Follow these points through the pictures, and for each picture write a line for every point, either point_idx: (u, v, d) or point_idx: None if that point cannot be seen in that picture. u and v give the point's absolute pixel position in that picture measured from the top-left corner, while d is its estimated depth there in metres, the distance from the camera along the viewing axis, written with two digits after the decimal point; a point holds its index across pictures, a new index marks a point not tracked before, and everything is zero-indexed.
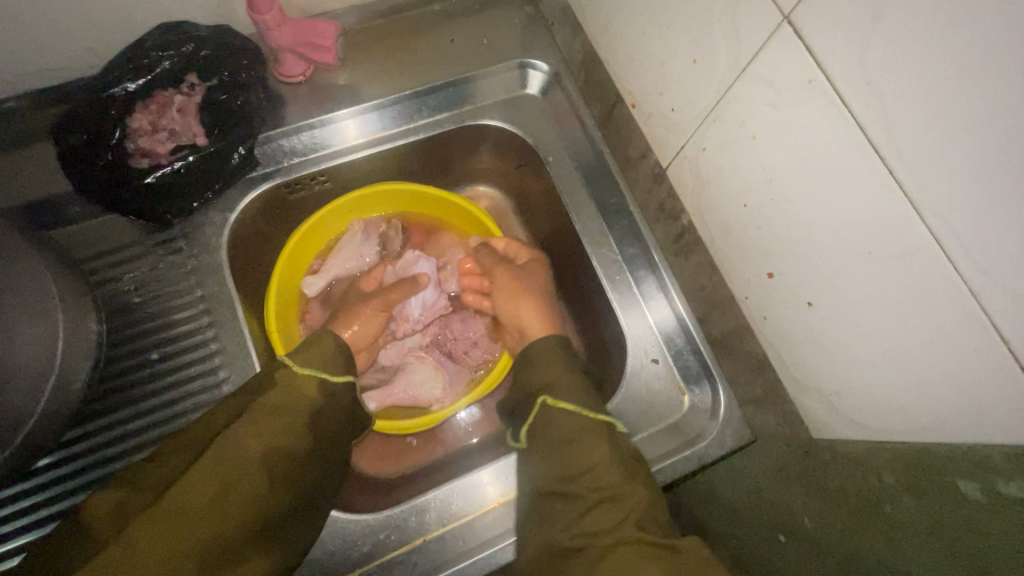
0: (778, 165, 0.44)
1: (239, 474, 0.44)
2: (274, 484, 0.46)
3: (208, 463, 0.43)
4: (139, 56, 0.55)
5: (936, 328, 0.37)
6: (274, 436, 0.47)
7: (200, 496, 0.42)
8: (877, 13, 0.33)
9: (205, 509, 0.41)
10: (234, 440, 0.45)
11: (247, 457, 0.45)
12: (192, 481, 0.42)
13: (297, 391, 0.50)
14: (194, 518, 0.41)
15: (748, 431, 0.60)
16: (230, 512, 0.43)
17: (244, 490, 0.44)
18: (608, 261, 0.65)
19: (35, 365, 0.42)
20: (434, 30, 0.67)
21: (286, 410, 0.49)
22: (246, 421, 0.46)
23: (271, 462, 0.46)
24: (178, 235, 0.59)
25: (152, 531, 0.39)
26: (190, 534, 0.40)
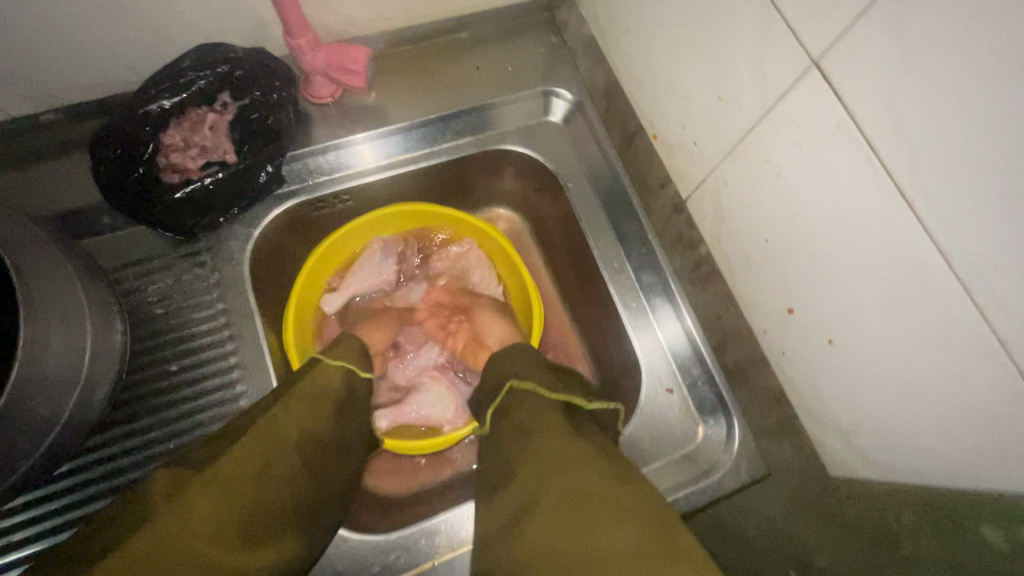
0: (802, 202, 0.45)
1: (280, 448, 0.43)
2: (311, 466, 0.45)
3: (253, 437, 0.43)
4: (177, 75, 0.57)
5: (962, 371, 0.37)
6: (313, 420, 0.47)
7: (247, 466, 0.41)
8: (907, 61, 0.34)
9: (250, 479, 0.40)
10: (275, 421, 0.45)
11: (288, 432, 0.44)
12: (239, 452, 0.41)
13: (327, 381, 0.51)
14: (236, 491, 0.39)
15: (762, 465, 0.60)
16: (274, 486, 0.42)
17: (287, 466, 0.43)
18: (625, 287, 0.65)
19: (64, 374, 0.43)
20: (461, 58, 0.69)
21: (320, 398, 0.49)
22: (283, 405, 0.46)
23: (308, 443, 0.46)
24: (203, 248, 0.60)
25: (206, 496, 0.38)
26: (238, 504, 0.39)
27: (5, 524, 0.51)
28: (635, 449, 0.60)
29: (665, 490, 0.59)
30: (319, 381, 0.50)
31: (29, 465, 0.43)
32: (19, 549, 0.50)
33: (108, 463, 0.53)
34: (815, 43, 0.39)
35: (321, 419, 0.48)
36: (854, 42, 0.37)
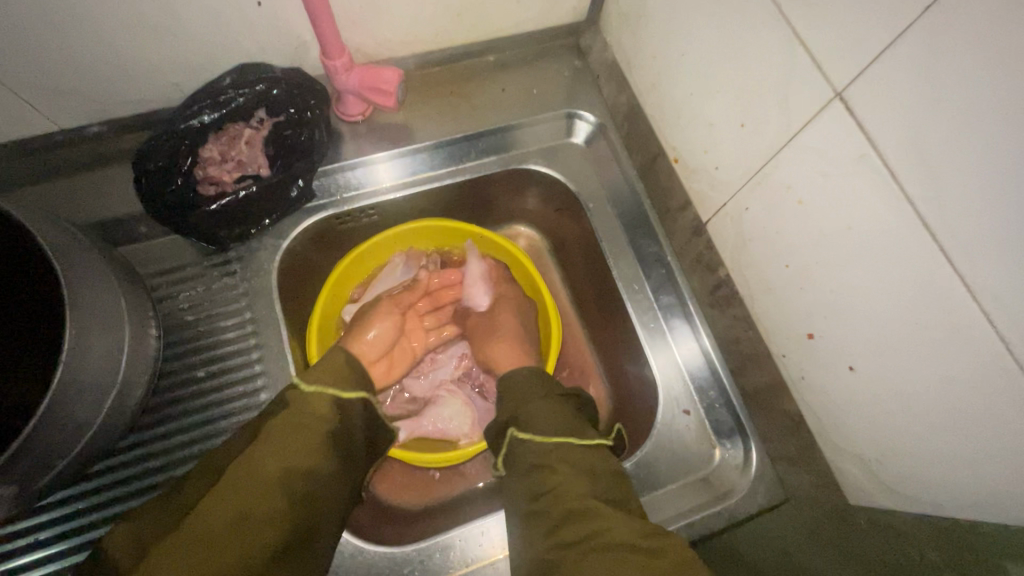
0: (823, 230, 0.45)
1: (258, 491, 0.44)
2: (295, 503, 0.46)
3: (227, 486, 0.44)
4: (217, 93, 0.58)
5: (986, 405, 0.37)
6: (293, 454, 0.47)
7: (220, 520, 0.42)
8: (932, 97, 0.35)
9: (224, 531, 0.42)
10: (251, 461, 0.46)
11: (266, 474, 0.46)
12: (213, 506, 0.43)
13: (311, 412, 0.51)
14: (215, 540, 0.41)
15: (781, 492, 0.59)
16: (253, 532, 0.43)
17: (265, 508, 0.44)
18: (644, 308, 0.66)
19: (101, 377, 0.44)
20: (488, 80, 0.71)
21: (302, 427, 0.49)
22: (259, 443, 0.47)
23: (290, 480, 0.46)
24: (233, 258, 0.62)
25: (176, 555, 0.40)
26: (213, 558, 0.41)
27: (38, 520, 0.52)
28: (651, 470, 0.60)
29: (681, 512, 0.58)
30: (303, 412, 0.50)
31: (66, 465, 0.44)
32: (51, 545, 0.52)
33: (137, 464, 0.55)
34: (839, 76, 0.40)
35: (302, 452, 0.48)
36: (879, 77, 0.38)
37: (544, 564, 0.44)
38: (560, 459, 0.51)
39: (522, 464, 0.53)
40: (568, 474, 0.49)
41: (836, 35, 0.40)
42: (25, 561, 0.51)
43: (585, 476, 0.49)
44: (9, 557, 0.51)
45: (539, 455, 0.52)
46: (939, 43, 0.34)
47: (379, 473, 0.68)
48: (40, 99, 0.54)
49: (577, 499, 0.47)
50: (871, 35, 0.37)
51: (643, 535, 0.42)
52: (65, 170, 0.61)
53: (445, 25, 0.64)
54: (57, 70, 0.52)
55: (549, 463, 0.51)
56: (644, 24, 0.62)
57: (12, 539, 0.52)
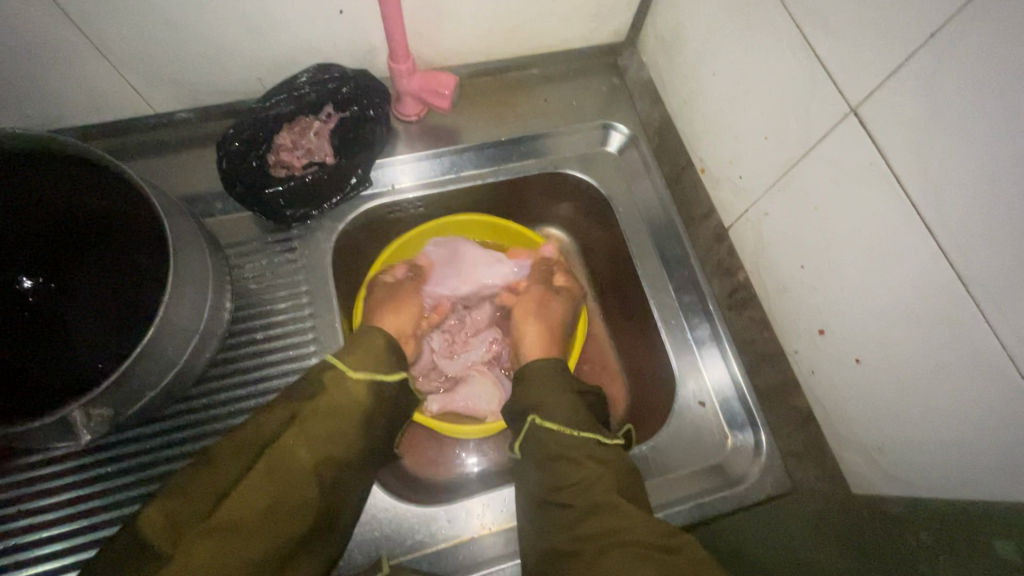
0: (837, 231, 0.50)
1: (292, 478, 0.48)
2: (323, 492, 0.49)
3: (262, 473, 0.46)
4: (293, 88, 0.65)
5: (981, 388, 0.41)
6: (326, 443, 0.51)
7: (255, 506, 0.45)
8: (935, 114, 0.40)
9: (259, 518, 0.45)
10: (288, 449, 0.49)
11: (300, 463, 0.49)
12: (249, 491, 0.45)
13: (348, 396, 0.55)
14: (253, 524, 0.44)
15: (787, 483, 0.62)
16: (285, 519, 0.46)
17: (297, 497, 0.47)
18: (666, 305, 0.70)
19: (186, 323, 0.51)
20: (532, 91, 0.78)
21: (334, 417, 0.53)
22: (296, 430, 0.50)
23: (321, 468, 0.50)
24: (294, 236, 0.68)
25: (214, 542, 0.42)
26: (249, 543, 0.43)
27: (108, 454, 0.58)
28: (665, 455, 0.64)
29: (692, 495, 0.62)
30: (340, 392, 0.54)
31: (151, 399, 0.51)
32: (116, 479, 0.57)
33: (198, 412, 0.60)
34: (854, 95, 0.46)
35: (336, 442, 0.52)
36: (890, 95, 0.43)
37: (563, 554, 0.48)
38: (587, 455, 0.55)
39: (546, 453, 0.57)
40: (593, 470, 0.53)
41: (852, 60, 0.45)
42: (97, 489, 0.57)
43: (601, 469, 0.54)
44: (80, 484, 0.57)
45: (565, 448, 0.56)
46: (941, 68, 0.39)
47: (407, 445, 0.73)
48: (143, 84, 0.62)
49: (602, 493, 0.51)
50: (883, 60, 0.43)
51: (665, 536, 0.45)
52: (155, 148, 0.69)
53: (498, 39, 0.71)
54: (163, 60, 0.60)
55: (578, 457, 0.55)
56: (679, 47, 0.68)
57: (83, 469, 0.57)
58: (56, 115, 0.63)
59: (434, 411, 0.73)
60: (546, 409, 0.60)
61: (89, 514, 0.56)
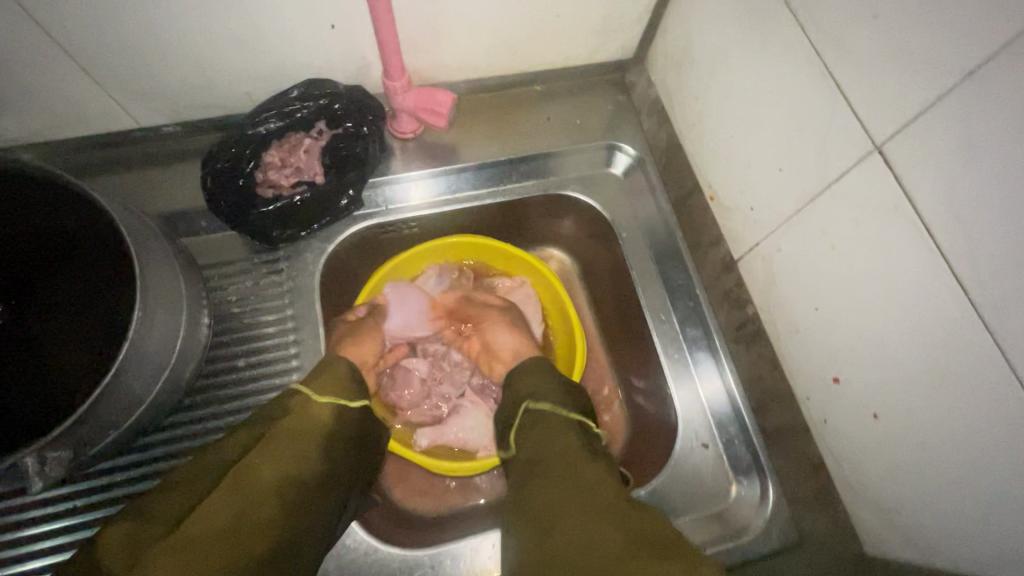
0: (855, 275, 0.46)
1: (255, 495, 0.43)
2: (291, 510, 0.45)
3: (223, 492, 0.43)
4: (283, 103, 0.63)
5: (1015, 460, 0.37)
6: (294, 461, 0.47)
7: (215, 523, 0.41)
8: (968, 157, 0.36)
9: (221, 535, 0.40)
10: (250, 467, 0.45)
11: (261, 479, 0.44)
12: (208, 511, 0.41)
13: (309, 417, 0.51)
14: (210, 544, 0.39)
15: (796, 535, 0.58)
16: (249, 535, 0.41)
17: (261, 512, 0.43)
18: (669, 339, 0.67)
19: (157, 356, 0.48)
20: (534, 108, 0.74)
21: (301, 435, 0.49)
22: (261, 450, 0.46)
23: (288, 485, 0.45)
24: (282, 257, 0.66)
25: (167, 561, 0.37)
26: (208, 560, 0.38)
27: (83, 485, 0.55)
28: (665, 499, 0.61)
29: (693, 545, 0.58)
30: (301, 417, 0.51)
31: (118, 435, 0.48)
32: (90, 512, 0.55)
33: (174, 443, 0.58)
34: (878, 129, 0.42)
35: (306, 460, 0.48)
36: (918, 133, 0.39)
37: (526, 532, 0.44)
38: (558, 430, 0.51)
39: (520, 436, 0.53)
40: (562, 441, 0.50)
41: (876, 90, 0.42)
42: (69, 523, 0.54)
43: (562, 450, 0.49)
44: (44, 520, 0.54)
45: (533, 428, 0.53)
46: (977, 108, 0.35)
47: (395, 477, 0.69)
48: (125, 97, 0.60)
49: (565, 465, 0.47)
50: (913, 94, 0.39)
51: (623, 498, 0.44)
52: (140, 163, 0.66)
53: (499, 55, 0.68)
54: (146, 73, 0.57)
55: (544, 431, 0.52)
56: (689, 67, 0.64)
57: (49, 504, 0.55)
58: (36, 128, 0.60)
59: (423, 444, 0.70)
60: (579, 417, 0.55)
61: (53, 552, 0.53)
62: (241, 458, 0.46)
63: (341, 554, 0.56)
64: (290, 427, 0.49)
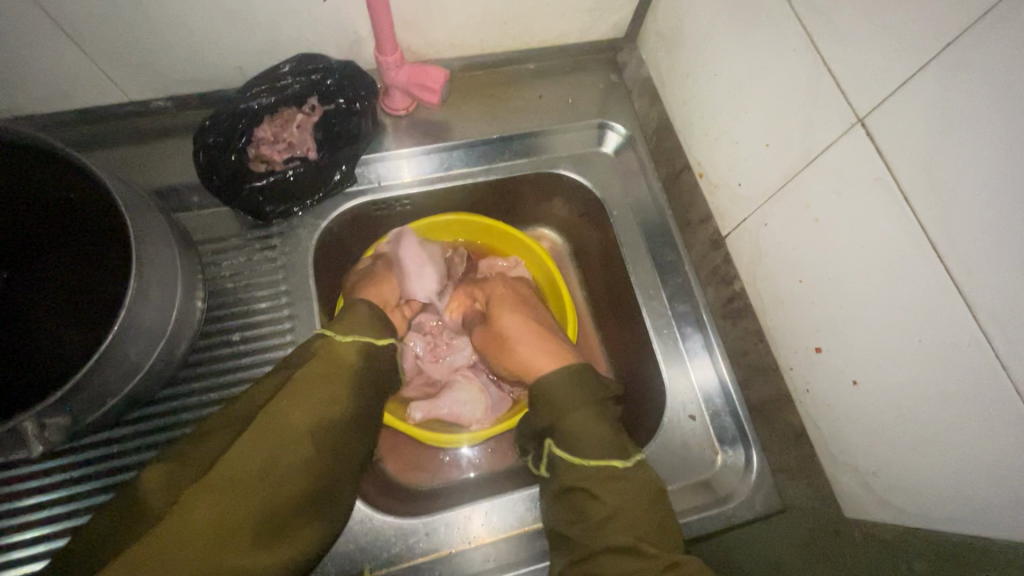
0: (838, 246, 0.48)
1: (286, 443, 0.45)
2: (319, 458, 0.47)
3: (256, 436, 0.44)
4: (276, 79, 0.62)
5: (980, 416, 0.39)
6: (322, 405, 0.48)
7: (249, 467, 0.43)
8: (946, 128, 0.38)
9: (256, 479, 0.43)
10: (282, 413, 0.46)
11: (294, 427, 0.46)
12: (241, 453, 0.43)
13: (336, 358, 0.51)
14: (247, 491, 0.42)
15: (777, 501, 0.61)
16: (282, 482, 0.44)
17: (291, 460, 0.45)
18: (658, 314, 0.68)
19: (152, 326, 0.48)
20: (526, 86, 0.75)
21: (328, 380, 0.49)
22: (291, 394, 0.47)
23: (318, 432, 0.47)
24: (274, 233, 0.66)
25: (206, 503, 0.41)
26: (242, 506, 0.42)
27: (78, 457, 0.56)
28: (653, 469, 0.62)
29: (679, 512, 0.60)
30: (329, 357, 0.50)
31: (115, 404, 0.49)
32: (86, 483, 0.55)
33: (168, 416, 0.58)
34: (862, 103, 0.43)
35: (335, 406, 0.48)
36: (900, 105, 0.40)
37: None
38: (601, 488, 0.53)
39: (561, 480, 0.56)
40: (614, 504, 0.52)
41: (860, 64, 0.43)
42: (65, 493, 0.55)
43: (636, 507, 0.52)
44: (42, 490, 0.55)
45: (580, 479, 0.54)
46: (955, 78, 0.37)
47: (389, 451, 0.70)
48: (114, 71, 0.59)
49: (620, 532, 0.51)
50: (896, 66, 0.40)
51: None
52: (129, 137, 0.66)
53: (492, 31, 0.68)
54: (136, 46, 0.57)
55: (594, 491, 0.53)
56: (680, 45, 0.65)
57: (44, 475, 0.55)
58: (24, 101, 0.60)
59: (418, 419, 0.70)
60: (615, 444, 0.55)
61: (51, 521, 0.54)
62: (271, 398, 0.47)
63: None
64: (323, 370, 0.49)
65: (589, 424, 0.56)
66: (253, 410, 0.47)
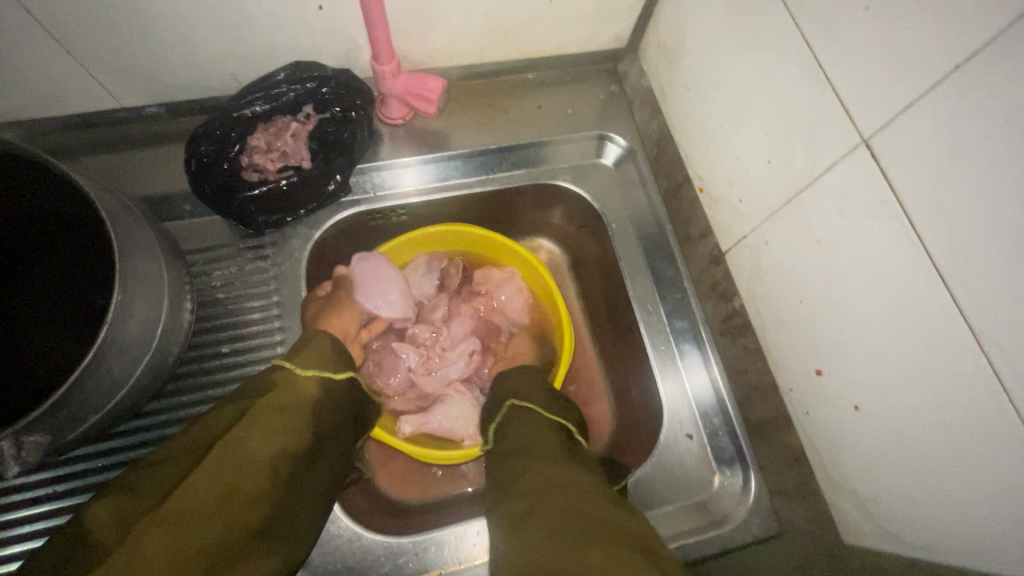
0: (841, 269, 0.46)
1: (248, 471, 0.42)
2: (281, 484, 0.44)
3: (215, 463, 0.42)
4: (270, 86, 0.61)
5: (983, 449, 0.38)
6: (285, 435, 0.46)
7: (205, 497, 0.40)
8: (953, 152, 0.36)
9: (215, 509, 0.40)
10: (243, 440, 0.44)
11: (255, 455, 0.43)
12: (199, 482, 0.41)
13: (296, 391, 0.50)
14: (202, 523, 0.39)
15: (775, 524, 0.60)
16: (242, 511, 0.41)
17: (253, 488, 0.42)
18: (656, 330, 0.67)
19: (138, 341, 0.47)
20: (526, 96, 0.74)
21: (289, 409, 0.47)
22: (252, 422, 0.45)
23: (280, 462, 0.45)
24: (267, 243, 0.65)
25: (158, 536, 0.38)
26: (196, 539, 0.38)
27: (64, 470, 0.55)
28: (648, 489, 0.61)
29: (675, 534, 0.59)
30: (291, 389, 0.49)
31: (100, 420, 0.48)
32: (72, 497, 0.54)
33: (155, 430, 0.57)
34: (867, 123, 0.42)
35: (297, 434, 0.47)
36: (906, 127, 0.39)
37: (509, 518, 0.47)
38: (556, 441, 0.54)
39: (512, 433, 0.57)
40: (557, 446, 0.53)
41: (865, 84, 0.42)
42: (50, 508, 0.54)
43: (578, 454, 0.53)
44: (26, 504, 0.54)
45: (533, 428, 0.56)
46: (963, 103, 0.36)
47: (382, 463, 0.69)
48: (108, 78, 0.58)
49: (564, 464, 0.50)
50: (903, 88, 0.39)
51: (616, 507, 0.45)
52: (123, 144, 0.65)
53: (491, 40, 0.67)
54: (128, 53, 0.56)
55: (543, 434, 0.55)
56: (682, 57, 0.64)
57: (26, 489, 0.54)
58: (16, 107, 0.59)
59: (409, 433, 0.68)
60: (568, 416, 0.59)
61: (34, 537, 0.53)
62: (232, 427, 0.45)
63: (323, 542, 0.56)
64: (285, 402, 0.48)
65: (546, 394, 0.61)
66: (212, 438, 0.45)
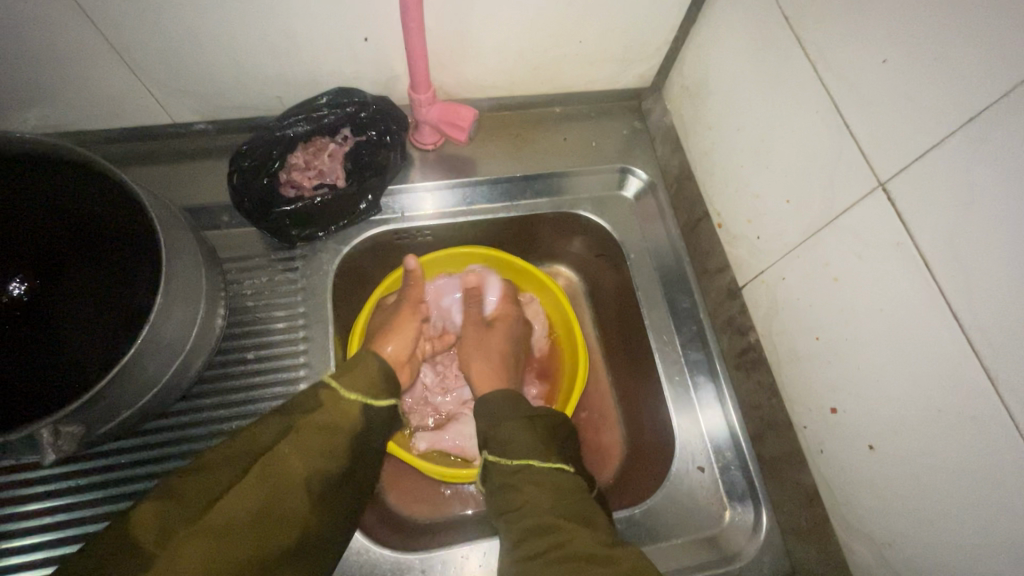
0: (858, 309, 0.47)
1: (283, 491, 0.45)
2: (314, 507, 0.47)
3: (253, 481, 0.44)
4: (313, 110, 0.64)
5: (998, 496, 0.38)
6: (321, 456, 0.48)
7: (242, 516, 0.43)
8: (970, 199, 0.38)
9: (250, 525, 0.43)
10: (282, 459, 0.46)
11: (291, 476, 0.46)
12: (239, 497, 0.43)
13: (337, 412, 0.51)
14: (238, 537, 0.42)
15: (786, 565, 0.59)
16: (275, 529, 0.44)
17: (287, 508, 0.45)
18: (671, 360, 0.67)
19: (173, 342, 0.50)
20: (552, 128, 0.77)
21: (330, 431, 0.50)
22: (292, 441, 0.47)
23: (314, 482, 0.47)
24: (297, 255, 0.68)
25: (199, 547, 0.40)
26: (231, 553, 0.41)
27: (88, 465, 0.57)
28: (659, 521, 0.61)
29: (684, 569, 0.59)
30: (330, 408, 0.51)
31: (129, 416, 0.50)
32: (93, 492, 0.56)
33: (175, 431, 0.59)
34: (884, 168, 0.44)
35: (332, 457, 0.49)
36: (921, 174, 0.41)
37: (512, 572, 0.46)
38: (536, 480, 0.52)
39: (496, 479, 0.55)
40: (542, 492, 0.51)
41: (881, 132, 0.44)
42: (74, 500, 0.56)
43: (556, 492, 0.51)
44: (51, 495, 0.56)
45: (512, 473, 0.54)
46: (978, 152, 0.37)
47: (392, 480, 0.70)
48: (165, 96, 0.63)
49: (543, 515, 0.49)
50: (918, 136, 0.41)
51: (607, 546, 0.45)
52: (170, 157, 0.69)
53: (522, 75, 0.70)
54: (186, 74, 0.60)
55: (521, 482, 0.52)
56: (705, 98, 0.66)
57: (54, 480, 0.56)
58: (78, 118, 0.63)
59: (422, 449, 0.70)
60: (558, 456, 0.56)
61: (58, 527, 0.55)
62: (272, 444, 0.47)
63: None
64: (324, 420, 0.50)
65: (522, 427, 0.58)
66: (254, 449, 0.46)
